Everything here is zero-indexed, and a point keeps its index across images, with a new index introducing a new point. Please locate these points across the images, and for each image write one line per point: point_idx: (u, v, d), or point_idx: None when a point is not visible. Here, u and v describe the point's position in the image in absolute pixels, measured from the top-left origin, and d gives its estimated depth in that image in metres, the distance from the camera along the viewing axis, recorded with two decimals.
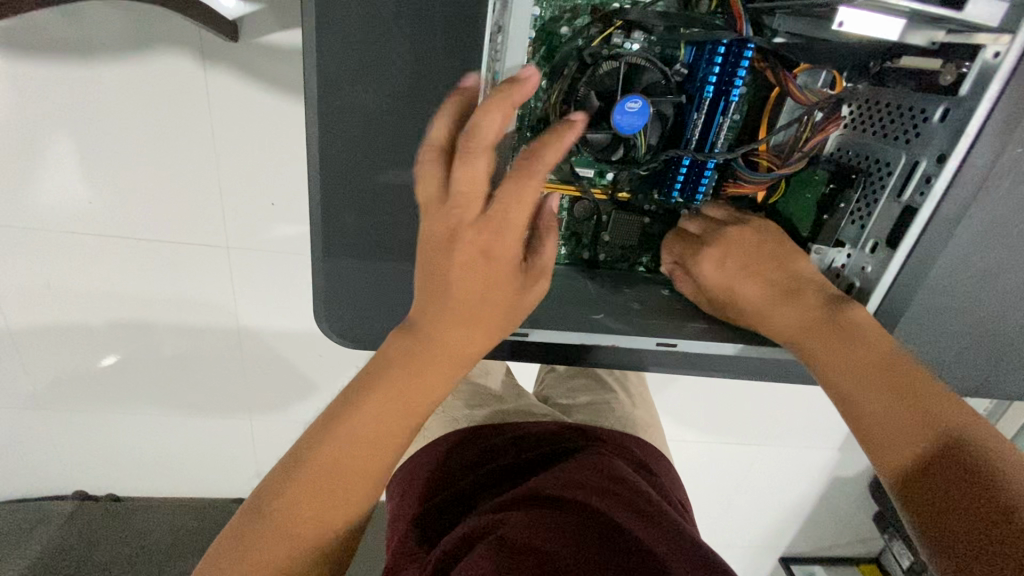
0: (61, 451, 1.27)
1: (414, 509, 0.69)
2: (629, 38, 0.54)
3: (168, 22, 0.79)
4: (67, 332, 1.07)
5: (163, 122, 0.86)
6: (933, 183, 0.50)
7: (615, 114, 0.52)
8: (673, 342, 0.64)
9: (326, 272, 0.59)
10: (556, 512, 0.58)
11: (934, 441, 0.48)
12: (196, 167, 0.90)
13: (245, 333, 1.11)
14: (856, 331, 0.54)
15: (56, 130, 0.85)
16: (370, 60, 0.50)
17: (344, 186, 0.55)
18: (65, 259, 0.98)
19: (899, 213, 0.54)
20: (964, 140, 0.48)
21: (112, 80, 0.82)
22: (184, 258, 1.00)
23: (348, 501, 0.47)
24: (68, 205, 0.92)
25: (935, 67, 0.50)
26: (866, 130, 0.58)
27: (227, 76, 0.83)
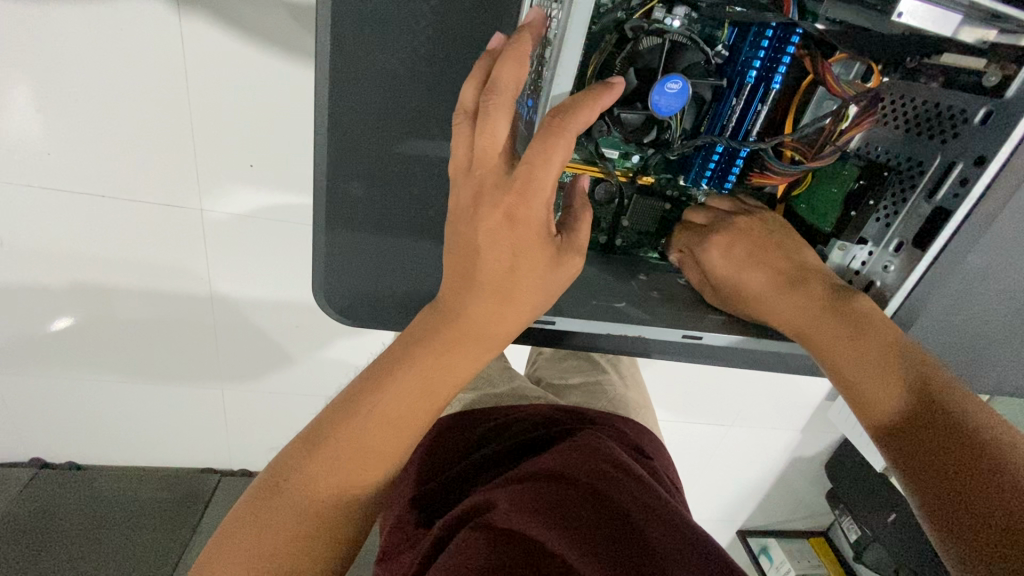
0: (15, 417, 1.20)
1: (413, 491, 0.67)
2: (671, 13, 0.51)
3: None
4: (23, 293, 1.00)
5: (134, 72, 0.79)
6: (971, 186, 0.50)
7: (653, 94, 0.49)
8: (699, 335, 0.63)
9: (328, 244, 0.56)
10: (555, 494, 0.56)
11: (935, 423, 0.48)
12: (168, 122, 0.84)
13: (220, 301, 1.06)
14: (859, 318, 0.55)
15: (11, 73, 0.77)
16: (389, 18, 0.47)
17: (354, 154, 0.52)
18: (20, 215, 0.90)
19: (928, 214, 0.54)
20: (1009, 144, 0.48)
21: (76, 20, 0.74)
22: (154, 219, 0.94)
23: (360, 483, 0.45)
24: (26, 156, 0.84)
25: (978, 66, 0.50)
26: (897, 126, 0.57)
27: (203, 25, 0.76)
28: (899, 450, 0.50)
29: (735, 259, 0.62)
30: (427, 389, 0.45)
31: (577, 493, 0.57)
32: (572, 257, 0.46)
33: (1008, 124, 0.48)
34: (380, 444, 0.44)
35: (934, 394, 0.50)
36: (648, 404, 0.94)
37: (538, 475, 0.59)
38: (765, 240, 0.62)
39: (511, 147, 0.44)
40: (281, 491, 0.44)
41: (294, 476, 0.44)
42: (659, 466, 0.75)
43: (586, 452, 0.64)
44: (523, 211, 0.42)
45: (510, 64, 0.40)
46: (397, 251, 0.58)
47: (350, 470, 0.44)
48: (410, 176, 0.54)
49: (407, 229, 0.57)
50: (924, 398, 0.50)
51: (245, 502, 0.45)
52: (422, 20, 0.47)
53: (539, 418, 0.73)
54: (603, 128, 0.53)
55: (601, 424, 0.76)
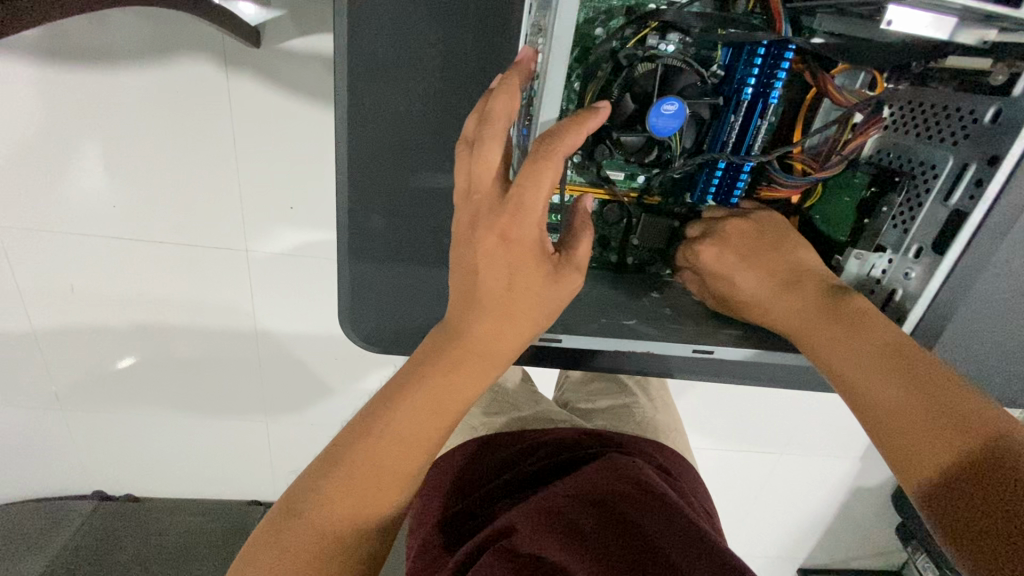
0: (81, 451, 1.29)
1: (441, 512, 0.68)
2: (665, 39, 0.52)
3: (192, 29, 0.81)
4: (90, 334, 1.09)
5: (184, 127, 0.87)
6: (986, 188, 0.49)
7: (650, 117, 0.51)
8: (709, 350, 0.63)
9: (351, 273, 0.59)
10: (577, 520, 0.55)
11: (938, 424, 0.45)
12: (216, 172, 0.91)
13: (263, 335, 1.12)
14: (858, 315, 0.53)
15: (84, 135, 0.87)
16: (401, 64, 0.50)
17: (372, 190, 0.55)
18: (89, 263, 1.00)
19: (946, 218, 0.52)
20: (1020, 143, 0.46)
21: (138, 86, 0.83)
22: (203, 261, 1.01)
23: (371, 502, 0.46)
24: (93, 209, 0.93)
25: (985, 66, 0.49)
26: (908, 131, 0.56)
27: (249, 83, 0.84)
28: (900, 454, 0.47)
29: (732, 261, 0.61)
30: (432, 402, 0.46)
31: (599, 519, 0.56)
32: (571, 274, 0.47)
33: (1019, 124, 0.46)
34: (391, 464, 0.46)
35: (938, 392, 0.47)
36: (679, 427, 0.91)
37: (560, 497, 0.59)
38: (765, 241, 0.61)
39: (506, 171, 0.46)
40: (297, 511, 0.45)
41: (311, 495, 0.45)
42: (688, 491, 0.72)
43: (608, 474, 0.63)
44: (516, 231, 0.44)
45: (502, 96, 0.43)
46: (416, 277, 0.60)
47: (360, 488, 0.45)
48: (426, 206, 0.57)
49: (425, 256, 0.59)
50: (927, 398, 0.47)
51: (266, 522, 0.47)
52: (429, 58, 0.51)
53: (562, 441, 0.73)
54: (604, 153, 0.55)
55: (628, 448, 0.74)
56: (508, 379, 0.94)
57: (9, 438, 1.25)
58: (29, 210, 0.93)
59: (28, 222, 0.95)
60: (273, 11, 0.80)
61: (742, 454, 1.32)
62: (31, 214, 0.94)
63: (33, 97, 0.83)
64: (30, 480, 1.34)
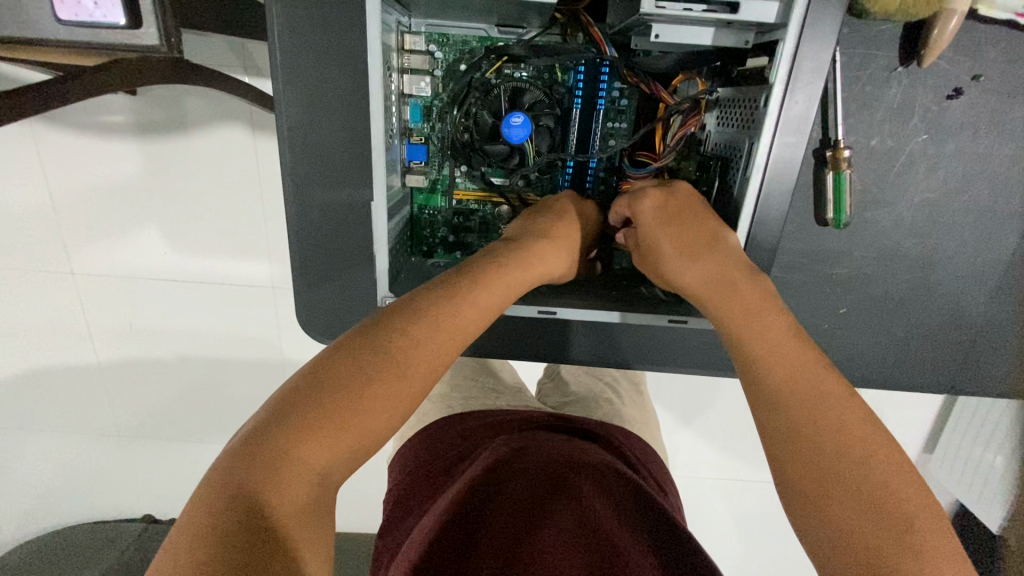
0: (133, 474, 1.46)
1: (415, 474, 0.76)
2: (518, 69, 0.57)
3: (228, 105, 1.05)
4: (146, 364, 1.30)
5: (223, 182, 1.11)
6: (756, 159, 0.51)
7: (502, 128, 0.56)
8: (553, 310, 0.66)
9: (307, 283, 0.70)
10: (530, 481, 0.62)
11: (843, 464, 0.44)
12: (248, 217, 1.13)
13: (289, 364, 1.29)
14: (746, 314, 0.52)
15: (147, 193, 1.12)
16: (324, 103, 0.62)
17: (313, 208, 0.66)
18: (147, 300, 1.22)
19: (743, 196, 0.54)
20: (767, 121, 0.49)
21: (188, 151, 1.09)
22: (237, 295, 1.21)
23: (351, 451, 0.45)
24: (153, 253, 1.17)
25: (761, 64, 0.51)
26: (727, 124, 0.56)
27: (271, 142, 1.07)
28: (795, 465, 0.46)
29: (666, 217, 0.57)
30: (415, 357, 0.49)
31: (548, 482, 0.62)
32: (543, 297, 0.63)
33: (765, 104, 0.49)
34: (371, 421, 0.46)
35: (845, 421, 0.45)
36: (648, 421, 0.96)
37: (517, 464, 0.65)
38: (700, 209, 0.57)
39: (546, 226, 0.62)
40: (272, 451, 0.42)
41: (292, 429, 0.43)
42: (645, 469, 0.76)
43: (558, 448, 0.69)
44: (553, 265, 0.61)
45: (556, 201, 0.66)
46: (360, 282, 0.69)
47: (347, 432, 0.45)
48: (362, 221, 0.66)
49: (367, 265, 0.68)
50: (830, 429, 0.45)
51: (218, 477, 0.41)
52: (347, 96, 0.61)
53: (528, 420, 0.79)
54: (474, 165, 0.59)
55: (592, 431, 0.79)
56: (493, 372, 1.01)
57: (73, 464, 1.44)
58: (107, 257, 1.18)
59: (105, 269, 1.19)
60: None
61: (751, 472, 1.30)
62: (112, 259, 1.18)
63: (118, 167, 1.11)
64: (88, 506, 1.50)
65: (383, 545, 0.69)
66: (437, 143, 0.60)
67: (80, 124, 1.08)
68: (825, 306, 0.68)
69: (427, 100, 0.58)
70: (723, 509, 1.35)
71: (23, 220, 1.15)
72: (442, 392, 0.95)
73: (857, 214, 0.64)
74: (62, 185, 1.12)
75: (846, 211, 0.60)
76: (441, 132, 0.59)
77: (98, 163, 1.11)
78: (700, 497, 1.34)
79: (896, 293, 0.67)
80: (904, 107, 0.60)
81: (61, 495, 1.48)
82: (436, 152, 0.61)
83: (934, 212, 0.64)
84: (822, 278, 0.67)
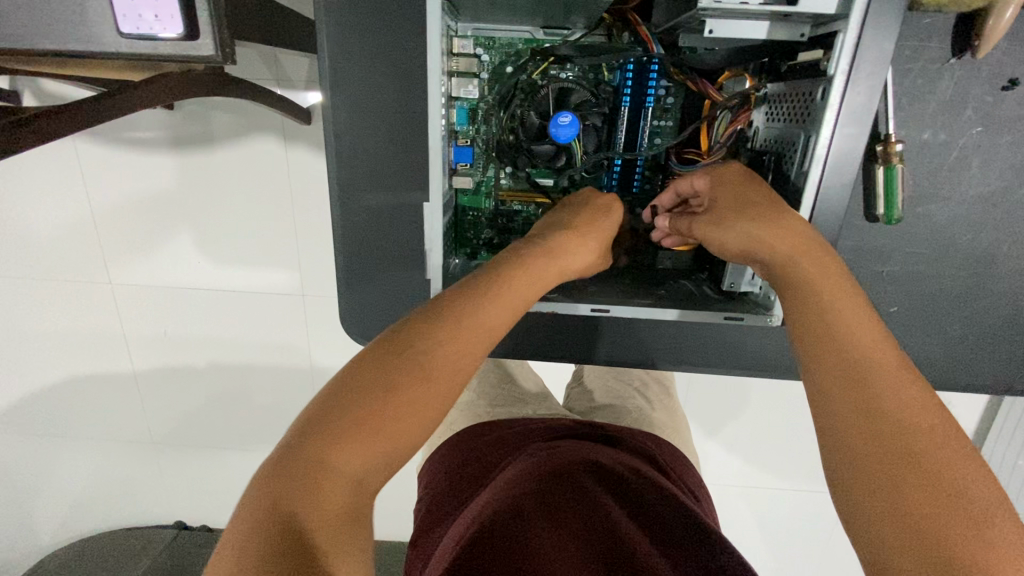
0: (166, 481, 1.48)
1: (447, 481, 0.75)
2: (564, 69, 0.59)
3: (263, 117, 1.08)
4: (181, 372, 1.32)
5: (257, 192, 1.13)
6: (816, 152, 0.50)
7: (551, 128, 0.57)
8: (607, 308, 0.64)
9: (348, 286, 0.70)
10: (570, 494, 0.60)
11: (911, 461, 0.41)
12: (280, 226, 1.15)
13: (319, 371, 1.30)
14: (807, 306, 0.49)
15: (185, 204, 1.15)
16: (369, 109, 0.63)
17: (357, 211, 0.67)
18: (183, 308, 1.25)
19: (802, 190, 0.52)
20: (829, 112, 0.48)
21: (224, 162, 1.11)
22: (269, 303, 1.23)
23: (383, 459, 0.44)
24: (189, 262, 1.20)
25: (816, 57, 0.50)
26: (781, 119, 0.56)
27: (304, 151, 1.10)
28: (862, 461, 0.43)
29: (746, 187, 0.55)
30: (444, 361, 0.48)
31: (587, 493, 0.61)
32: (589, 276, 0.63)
33: (825, 96, 0.48)
34: (400, 427, 0.45)
35: (894, 414, 0.43)
36: (679, 427, 0.93)
37: (557, 474, 0.64)
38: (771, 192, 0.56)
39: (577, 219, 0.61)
40: (308, 459, 0.42)
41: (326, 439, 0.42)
42: (675, 476, 0.75)
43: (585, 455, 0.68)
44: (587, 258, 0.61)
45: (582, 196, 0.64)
46: (402, 283, 0.70)
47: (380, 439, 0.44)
48: (405, 222, 0.67)
49: (409, 266, 0.69)
50: (870, 428, 0.44)
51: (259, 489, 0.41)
52: (391, 101, 0.63)
53: (554, 426, 0.78)
54: (521, 164, 0.61)
55: (623, 437, 0.77)
56: (519, 380, 1.00)
57: (109, 471, 1.46)
58: (145, 267, 1.21)
59: (144, 278, 1.22)
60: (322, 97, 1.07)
61: (787, 480, 1.26)
62: (149, 269, 1.21)
63: (157, 178, 1.14)
64: (122, 513, 1.52)
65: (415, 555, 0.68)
66: (483, 144, 0.61)
67: (121, 138, 1.11)
68: (876, 303, 0.66)
69: (473, 102, 0.59)
70: (758, 518, 1.31)
71: (65, 232, 1.19)
72: (469, 401, 0.94)
73: (908, 209, 0.63)
74: (103, 198, 1.16)
75: (898, 206, 0.59)
76: (489, 132, 0.61)
77: (139, 176, 1.14)
78: (735, 506, 1.30)
79: (951, 291, 0.66)
80: (957, 100, 0.60)
81: (97, 501, 1.51)
82: (482, 153, 0.62)
83: (988, 205, 0.63)
84: (873, 275, 0.65)
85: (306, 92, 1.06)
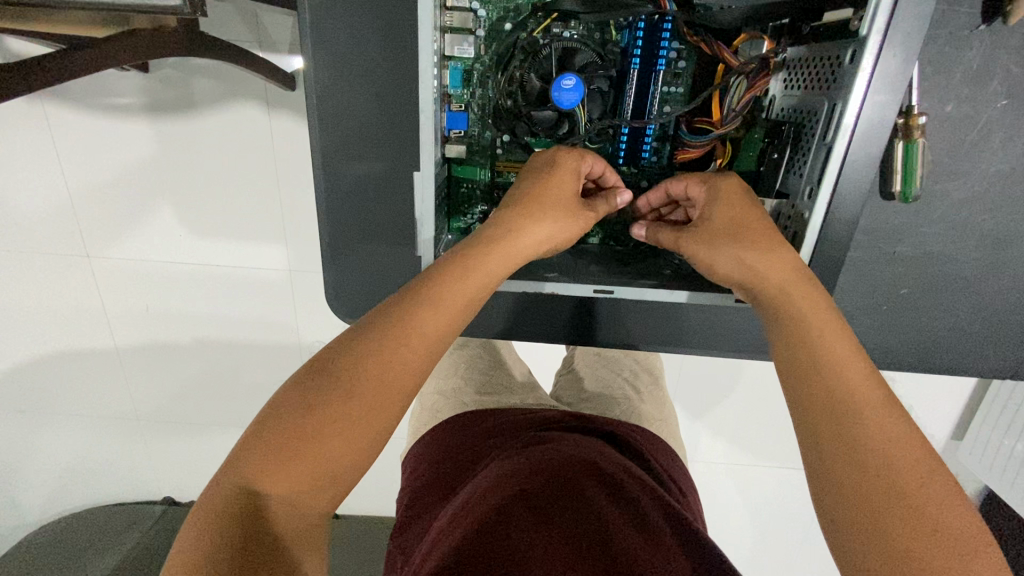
0: (151, 458, 1.45)
1: (426, 472, 0.72)
2: (568, 27, 0.55)
3: (244, 81, 1.02)
4: (163, 348, 1.28)
5: (238, 162, 1.07)
6: (843, 118, 0.46)
7: (552, 92, 0.53)
8: (610, 289, 0.63)
9: (335, 262, 0.67)
10: (546, 499, 0.58)
11: (894, 481, 0.38)
12: (263, 198, 1.10)
13: (307, 348, 1.26)
14: (799, 321, 0.46)
15: (161, 174, 1.09)
16: (356, 69, 0.58)
17: (342, 182, 0.63)
18: (162, 283, 1.20)
19: (824, 160, 0.48)
20: (860, 75, 0.45)
21: (201, 129, 1.05)
22: (252, 278, 1.18)
23: (342, 463, 0.42)
24: (168, 235, 1.15)
25: (846, 16, 0.46)
26: (803, 86, 0.52)
27: (286, 119, 1.03)
28: (846, 482, 0.40)
29: (742, 203, 0.51)
30: (410, 352, 0.45)
31: (566, 500, 0.58)
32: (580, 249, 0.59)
33: (858, 56, 0.44)
34: (356, 434, 0.42)
35: (880, 435, 0.40)
36: (667, 420, 0.87)
37: (536, 476, 0.61)
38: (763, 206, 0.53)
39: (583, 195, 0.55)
40: (271, 458, 0.40)
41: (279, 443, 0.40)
42: (664, 472, 0.72)
43: (565, 453, 0.66)
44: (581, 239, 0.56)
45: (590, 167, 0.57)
46: (392, 260, 0.66)
47: (340, 440, 0.41)
48: (396, 195, 0.63)
49: (397, 242, 0.65)
50: (846, 456, 0.40)
51: (210, 497, 0.39)
52: (378, 61, 0.58)
53: (541, 419, 0.75)
54: (520, 133, 0.57)
55: (610, 433, 0.74)
56: (509, 367, 0.94)
57: (91, 447, 1.43)
58: (122, 239, 1.16)
59: (121, 251, 1.17)
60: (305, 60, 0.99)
61: (777, 461, 1.26)
62: (127, 241, 1.16)
63: (130, 144, 1.07)
64: (105, 489, 1.50)
65: (393, 548, 0.67)
66: (478, 110, 0.56)
67: (91, 100, 1.04)
68: (880, 286, 0.64)
69: (467, 63, 0.54)
70: (747, 498, 1.31)
71: (35, 201, 1.12)
72: (455, 387, 0.88)
73: (926, 188, 0.60)
74: (74, 165, 1.09)
75: (915, 184, 0.56)
76: (485, 98, 0.56)
77: (110, 141, 1.07)
78: (723, 486, 1.31)
79: (965, 274, 0.63)
80: (983, 71, 0.56)
81: (81, 477, 1.48)
82: (477, 121, 0.57)
83: (1005, 185, 0.60)
84: (885, 256, 0.63)
85: (289, 56, 0.99)
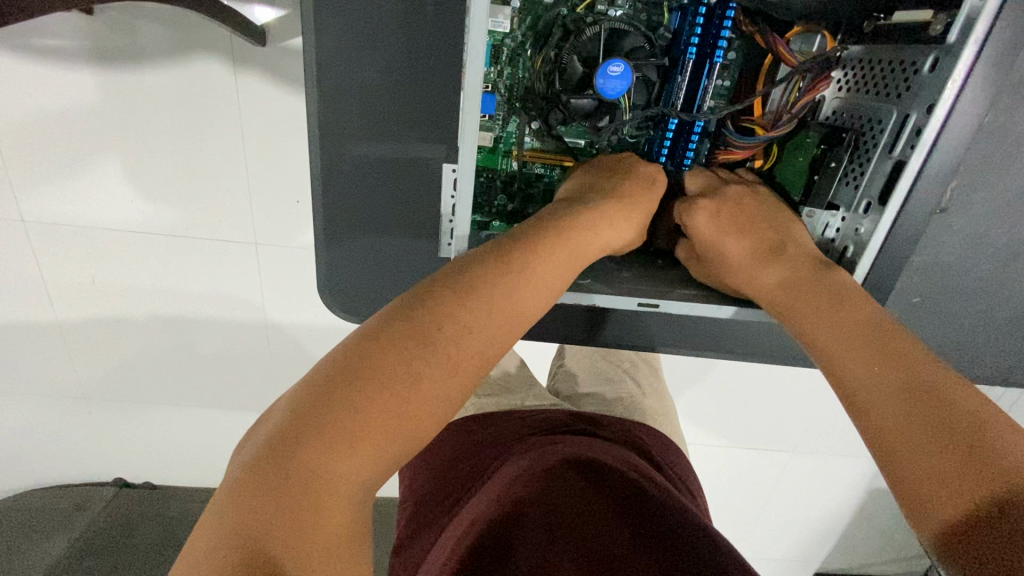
0: (99, 438, 1.34)
1: (427, 486, 0.71)
2: (613, 6, 0.57)
3: (205, 31, 0.90)
4: (112, 325, 1.17)
5: (199, 125, 0.96)
6: (923, 135, 0.52)
7: (598, 78, 0.56)
8: (655, 303, 0.65)
9: (330, 250, 0.67)
10: (566, 493, 0.55)
11: (935, 454, 0.42)
12: (228, 165, 1.00)
13: (275, 329, 1.18)
14: (818, 338, 0.54)
15: (108, 136, 0.97)
16: (364, 42, 0.58)
17: (341, 163, 0.63)
18: (110, 255, 1.08)
19: (890, 169, 0.56)
20: (950, 87, 0.50)
21: (154, 85, 0.93)
22: (214, 252, 1.09)
23: (364, 466, 0.37)
24: (119, 205, 1.03)
25: (926, 18, 0.53)
26: (861, 91, 0.59)
27: (255, 77, 0.93)
28: (900, 468, 0.44)
29: (727, 225, 0.62)
30: (463, 352, 0.42)
31: (587, 498, 0.55)
32: (619, 241, 0.58)
33: (949, 71, 0.50)
34: (396, 426, 0.38)
35: (917, 413, 0.44)
36: (670, 414, 0.88)
37: (552, 474, 0.58)
38: (756, 214, 0.63)
39: (596, 193, 0.58)
40: (267, 459, 0.35)
41: (312, 432, 0.35)
42: (673, 473, 0.70)
43: (574, 450, 0.63)
44: (612, 232, 0.57)
45: (600, 172, 0.61)
46: (393, 248, 0.68)
47: (380, 430, 0.37)
48: (408, 183, 0.64)
49: (392, 229, 0.67)
50: (888, 445, 0.45)
51: (224, 495, 0.34)
52: (398, 38, 0.58)
53: (544, 421, 0.73)
54: (560, 116, 0.59)
55: (617, 435, 0.71)
56: (505, 363, 0.93)
57: (28, 430, 1.31)
58: (62, 206, 1.03)
59: (62, 218, 1.04)
60: (276, 11, 0.89)
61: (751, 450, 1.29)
62: (70, 207, 1.03)
63: (69, 96, 0.93)
64: (45, 472, 1.39)
65: (398, 562, 0.65)
66: (506, 90, 0.59)
67: (22, 41, 0.89)
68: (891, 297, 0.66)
69: (500, 36, 0.55)
70: (720, 485, 1.35)
71: None
72: None
73: (955, 197, 0.65)
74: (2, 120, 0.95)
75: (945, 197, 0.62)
76: (523, 77, 0.59)
77: (44, 92, 0.93)
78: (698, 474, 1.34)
79: (971, 277, 0.69)
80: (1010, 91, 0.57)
81: (19, 459, 1.35)
82: (515, 102, 0.59)
83: None
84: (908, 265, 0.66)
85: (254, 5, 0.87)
